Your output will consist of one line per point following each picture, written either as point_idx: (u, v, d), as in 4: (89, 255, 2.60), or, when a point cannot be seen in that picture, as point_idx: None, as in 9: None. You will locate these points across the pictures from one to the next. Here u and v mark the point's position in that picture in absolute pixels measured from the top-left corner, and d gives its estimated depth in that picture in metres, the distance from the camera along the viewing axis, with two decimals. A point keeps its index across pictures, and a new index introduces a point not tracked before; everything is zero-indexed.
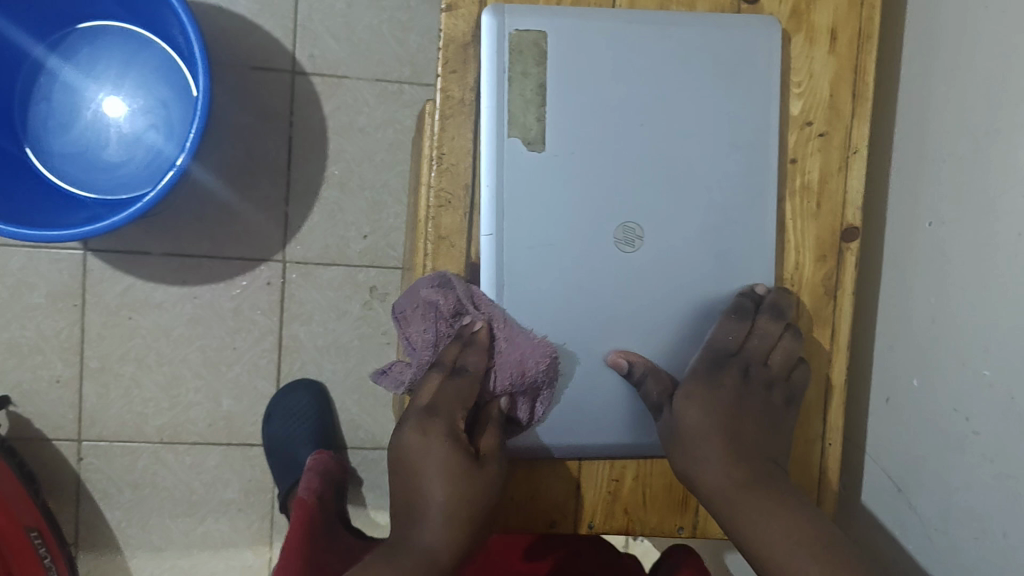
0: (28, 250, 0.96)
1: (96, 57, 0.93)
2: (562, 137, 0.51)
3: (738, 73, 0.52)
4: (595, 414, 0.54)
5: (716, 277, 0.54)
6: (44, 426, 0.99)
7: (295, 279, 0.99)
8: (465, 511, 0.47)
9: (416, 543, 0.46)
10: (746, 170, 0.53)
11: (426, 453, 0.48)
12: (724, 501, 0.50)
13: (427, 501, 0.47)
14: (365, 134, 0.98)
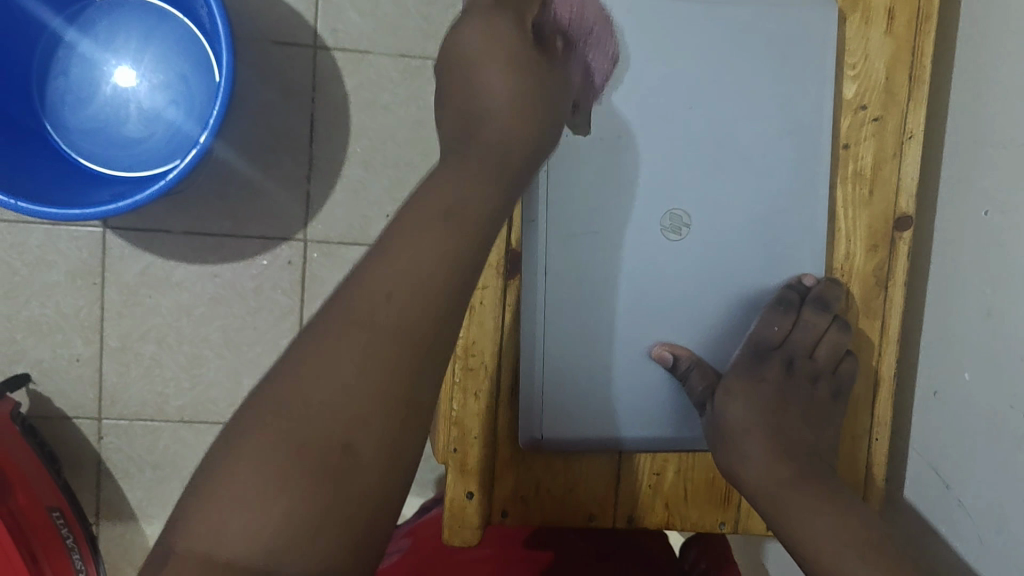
0: (47, 228, 0.95)
1: (115, 30, 0.92)
2: (607, 123, 0.49)
3: (792, 55, 0.50)
4: (637, 409, 0.52)
5: (766, 266, 0.52)
6: (64, 404, 0.98)
7: (317, 258, 0.98)
8: (533, 85, 0.41)
9: (487, 123, 0.40)
10: (800, 156, 0.51)
11: (482, 53, 0.41)
12: (767, 498, 0.49)
13: (489, 92, 0.40)
14: (389, 111, 0.96)
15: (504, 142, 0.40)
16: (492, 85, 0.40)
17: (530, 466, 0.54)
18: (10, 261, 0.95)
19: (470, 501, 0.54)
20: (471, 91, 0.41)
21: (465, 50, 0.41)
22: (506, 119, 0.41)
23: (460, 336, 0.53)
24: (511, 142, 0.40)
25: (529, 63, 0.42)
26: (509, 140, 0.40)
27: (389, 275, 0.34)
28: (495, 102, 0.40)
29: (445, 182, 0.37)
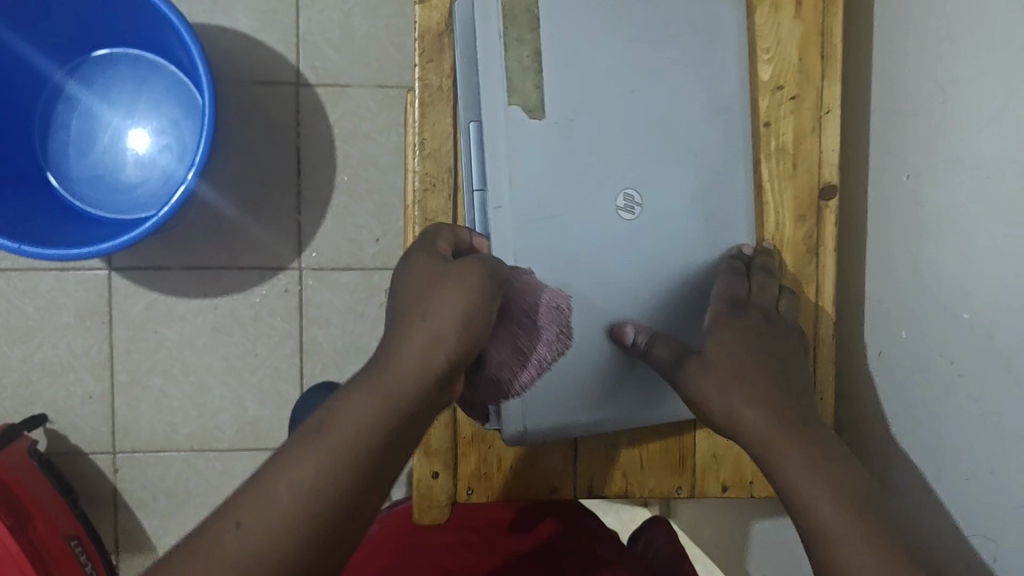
0: (56, 272, 1.01)
1: (108, 84, 0.99)
2: (559, 107, 0.54)
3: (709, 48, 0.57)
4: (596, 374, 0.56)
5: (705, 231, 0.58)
6: (79, 441, 1.03)
7: (312, 284, 1.04)
8: (442, 308, 0.45)
9: (398, 356, 0.44)
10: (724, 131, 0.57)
11: (418, 274, 0.48)
12: (766, 446, 0.48)
13: (414, 316, 0.45)
14: (370, 139, 1.04)
15: (399, 382, 0.43)
16: (413, 322, 0.45)
17: (491, 444, 0.59)
18: (22, 305, 1.01)
19: (436, 480, 0.59)
20: (404, 321, 0.46)
21: (405, 284, 0.48)
22: (416, 343, 0.44)
23: (419, 486, 0.59)
24: (412, 380, 0.43)
25: (442, 270, 0.47)
26: (409, 373, 0.43)
27: (290, 478, 0.39)
28: (405, 338, 0.44)
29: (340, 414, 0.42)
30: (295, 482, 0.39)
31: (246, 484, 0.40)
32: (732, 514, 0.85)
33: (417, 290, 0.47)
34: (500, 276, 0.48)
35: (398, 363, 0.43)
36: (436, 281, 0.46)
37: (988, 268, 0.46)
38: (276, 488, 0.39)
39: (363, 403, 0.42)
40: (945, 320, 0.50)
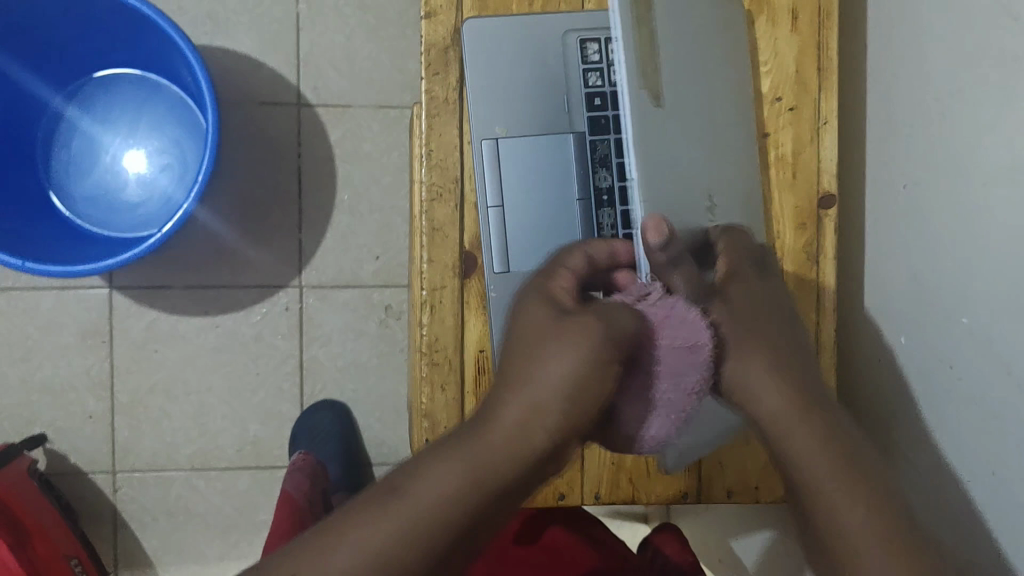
0: (57, 291, 1.02)
1: (111, 105, 1.00)
2: (666, 94, 0.51)
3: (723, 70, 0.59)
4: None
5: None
6: (79, 461, 1.03)
7: (312, 302, 1.05)
8: (552, 372, 0.40)
9: (497, 419, 0.40)
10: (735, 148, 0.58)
11: (532, 320, 0.44)
12: (777, 423, 0.43)
13: (524, 374, 0.41)
14: (371, 159, 1.05)
15: (494, 453, 0.39)
16: (519, 381, 0.41)
17: None
18: (23, 325, 1.02)
19: None
20: (513, 380, 0.41)
21: (520, 331, 0.44)
22: (517, 406, 0.40)
23: None
24: (511, 451, 0.39)
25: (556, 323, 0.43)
26: (504, 441, 0.39)
27: (355, 534, 0.37)
28: (508, 402, 0.40)
29: (423, 474, 0.39)
30: (361, 542, 0.37)
31: (324, 525, 0.39)
32: (734, 528, 0.86)
33: (533, 347, 0.42)
34: (628, 333, 0.42)
35: (495, 428, 0.40)
36: (550, 337, 0.41)
37: (984, 273, 0.47)
38: (337, 542, 0.37)
39: (448, 474, 0.38)
40: (943, 324, 0.51)
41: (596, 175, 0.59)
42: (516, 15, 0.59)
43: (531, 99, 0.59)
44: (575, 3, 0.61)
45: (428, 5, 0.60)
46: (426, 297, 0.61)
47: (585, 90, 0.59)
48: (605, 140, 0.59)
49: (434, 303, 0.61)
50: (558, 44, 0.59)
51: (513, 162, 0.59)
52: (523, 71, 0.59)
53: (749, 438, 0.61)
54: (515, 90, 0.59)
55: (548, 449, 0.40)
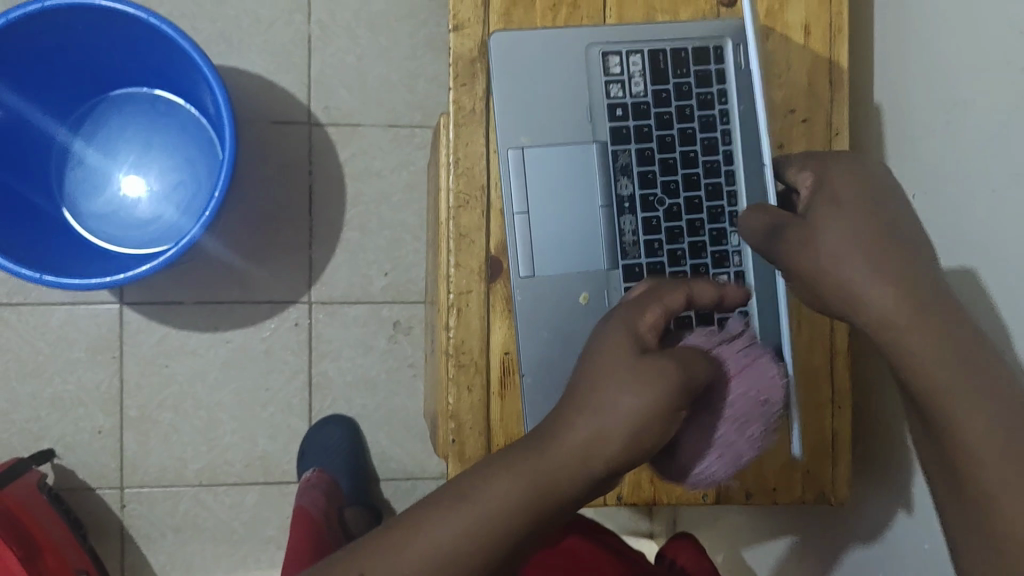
0: (67, 306, 1.02)
1: (125, 123, 1.02)
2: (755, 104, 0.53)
3: (739, 83, 0.61)
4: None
5: (733, 252, 0.61)
6: (87, 476, 1.03)
7: (321, 318, 1.06)
8: (622, 403, 0.41)
9: (564, 439, 0.41)
10: (752, 157, 0.61)
11: (609, 346, 0.45)
12: (881, 324, 0.44)
13: (593, 397, 0.42)
14: (382, 177, 1.07)
15: (558, 475, 0.41)
16: (588, 405, 0.42)
17: None
18: (33, 340, 1.02)
19: None
20: (578, 406, 0.43)
21: (596, 352, 0.45)
22: (584, 429, 0.41)
23: None
24: (573, 475, 0.41)
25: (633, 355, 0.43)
26: (567, 462, 0.41)
27: (420, 537, 0.40)
28: (576, 423, 0.42)
29: (486, 482, 0.41)
30: (423, 543, 0.40)
31: (394, 521, 0.42)
32: (743, 538, 0.87)
33: (606, 375, 0.43)
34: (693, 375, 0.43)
35: (560, 448, 0.41)
36: (625, 367, 0.42)
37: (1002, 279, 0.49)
38: (402, 542, 0.40)
39: (511, 487, 0.40)
40: None
41: (618, 180, 0.61)
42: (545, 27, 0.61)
43: (556, 110, 0.61)
44: (597, 18, 0.64)
45: (456, 18, 0.62)
46: (453, 301, 0.63)
47: (609, 101, 0.61)
48: (627, 149, 0.61)
49: (461, 307, 0.63)
50: (583, 55, 0.61)
51: (540, 168, 0.61)
52: (550, 81, 0.61)
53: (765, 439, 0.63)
54: (542, 100, 0.61)
55: (604, 471, 0.41)
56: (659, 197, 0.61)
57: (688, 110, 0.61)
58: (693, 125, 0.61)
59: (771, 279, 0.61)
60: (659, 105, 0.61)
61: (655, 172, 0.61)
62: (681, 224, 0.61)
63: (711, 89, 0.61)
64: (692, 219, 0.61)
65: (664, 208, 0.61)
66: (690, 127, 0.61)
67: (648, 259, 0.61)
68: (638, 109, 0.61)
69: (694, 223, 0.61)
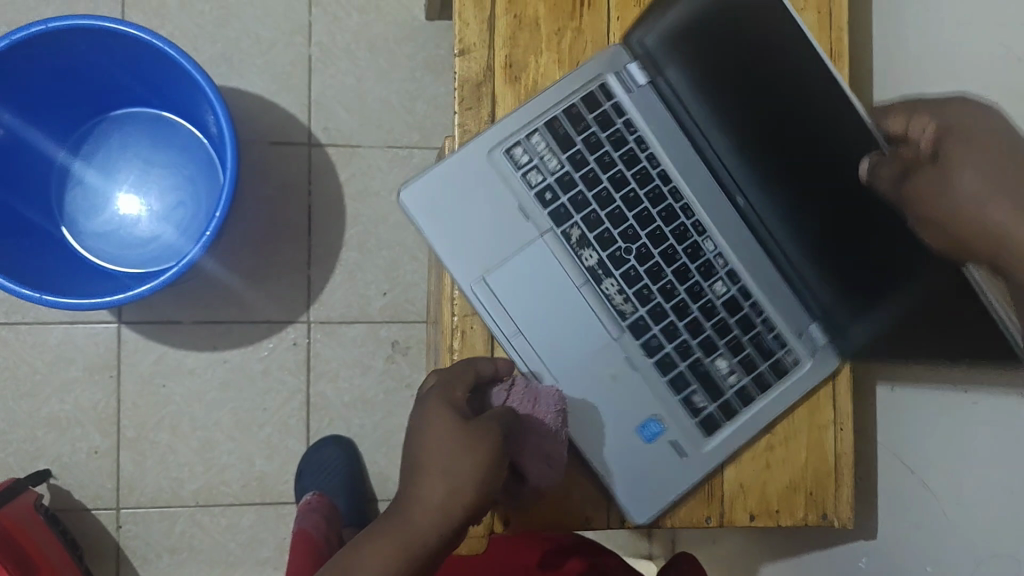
0: (66, 325, 1.02)
1: (125, 143, 1.02)
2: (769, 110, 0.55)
3: (638, 104, 0.63)
4: (700, 422, 0.61)
5: (714, 257, 0.64)
6: (83, 496, 1.02)
7: (320, 338, 1.06)
8: (462, 461, 0.48)
9: (418, 504, 0.47)
10: (686, 167, 0.64)
11: (433, 419, 0.51)
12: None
13: (436, 460, 0.48)
14: (381, 198, 1.08)
15: (417, 534, 0.46)
16: (428, 469, 0.48)
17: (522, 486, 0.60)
18: (30, 359, 1.02)
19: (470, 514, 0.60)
20: (420, 473, 0.48)
21: (421, 425, 0.51)
22: (433, 491, 0.48)
23: None
24: (430, 531, 0.47)
25: (459, 420, 0.50)
26: (427, 522, 0.47)
27: None
28: (426, 490, 0.48)
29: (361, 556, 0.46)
30: None
31: None
32: (740, 562, 0.87)
33: (435, 443, 0.49)
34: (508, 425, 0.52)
35: (420, 512, 0.47)
36: (458, 433, 0.49)
37: None
38: None
39: (375, 558, 0.46)
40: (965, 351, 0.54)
41: (580, 256, 0.62)
42: (431, 166, 0.61)
43: (493, 210, 0.61)
44: (602, 41, 0.65)
45: (462, 42, 0.63)
46: (456, 322, 0.63)
47: (534, 191, 0.61)
48: (577, 222, 0.62)
49: (465, 330, 0.63)
50: (488, 161, 0.61)
51: (509, 284, 0.61)
52: (464, 202, 0.61)
53: (768, 460, 0.64)
54: (465, 220, 0.61)
55: (458, 520, 0.48)
56: (625, 249, 0.62)
57: (609, 157, 0.62)
58: (620, 167, 0.62)
59: (765, 263, 0.64)
60: (579, 170, 0.62)
61: (613, 232, 0.62)
62: (659, 260, 0.62)
63: (617, 124, 0.63)
64: (670, 246, 0.63)
65: (636, 255, 0.62)
66: (622, 169, 0.62)
67: (648, 314, 0.62)
68: (563, 183, 0.62)
69: (671, 250, 0.63)
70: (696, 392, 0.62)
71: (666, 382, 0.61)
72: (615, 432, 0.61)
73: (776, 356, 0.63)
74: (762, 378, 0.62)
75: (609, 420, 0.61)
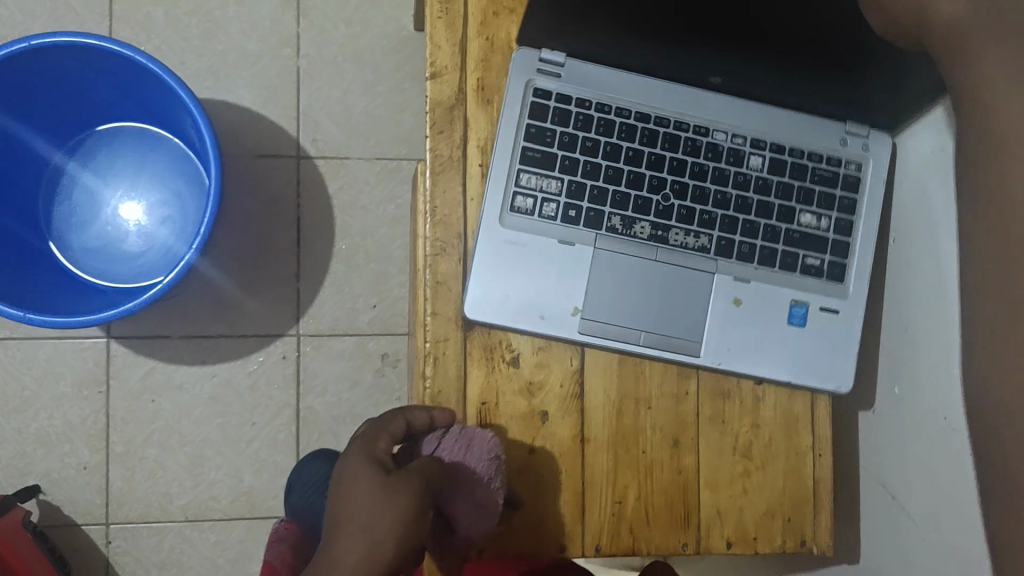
0: (55, 340, 1.02)
1: (113, 157, 1.02)
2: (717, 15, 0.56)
3: (575, 80, 0.62)
4: (829, 275, 0.63)
5: (732, 142, 0.63)
6: (72, 512, 1.02)
7: (308, 351, 1.06)
8: (385, 516, 0.47)
9: (338, 561, 0.46)
10: (665, 98, 0.63)
11: (355, 475, 0.49)
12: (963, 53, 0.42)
13: (357, 513, 0.47)
14: (369, 211, 1.07)
15: None
16: (350, 527, 0.47)
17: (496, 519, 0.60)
18: (19, 375, 1.02)
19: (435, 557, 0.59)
20: (341, 530, 0.47)
21: (340, 483, 0.50)
22: (353, 547, 0.46)
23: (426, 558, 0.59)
24: None
25: (381, 475, 0.49)
26: None
27: None
28: (345, 550, 0.46)
29: None
30: None
31: None
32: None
33: (354, 497, 0.48)
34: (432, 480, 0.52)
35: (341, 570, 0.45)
36: (380, 488, 0.48)
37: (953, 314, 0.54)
38: None
39: None
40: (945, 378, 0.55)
41: (637, 236, 0.62)
42: (466, 293, 0.61)
43: (536, 250, 0.61)
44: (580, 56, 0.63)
45: (434, 65, 0.62)
46: (429, 349, 0.61)
47: (559, 219, 0.61)
48: (612, 213, 0.62)
49: (437, 355, 0.61)
50: (503, 229, 0.61)
51: (596, 296, 0.62)
52: (497, 291, 0.61)
53: (745, 486, 0.63)
54: (524, 288, 0.61)
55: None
56: (664, 200, 0.62)
57: (589, 140, 0.62)
58: (602, 142, 0.62)
59: (777, 115, 0.64)
60: (576, 175, 0.61)
61: (644, 196, 0.62)
62: (695, 183, 0.63)
63: (573, 110, 0.62)
64: (694, 164, 0.63)
65: (675, 194, 0.62)
66: (608, 141, 0.62)
67: (722, 231, 0.63)
68: (574, 193, 0.61)
69: (698, 166, 0.63)
70: (806, 255, 0.63)
71: (782, 271, 0.63)
72: (781, 347, 0.63)
73: (841, 172, 0.63)
74: (844, 201, 0.64)
75: (756, 349, 0.63)
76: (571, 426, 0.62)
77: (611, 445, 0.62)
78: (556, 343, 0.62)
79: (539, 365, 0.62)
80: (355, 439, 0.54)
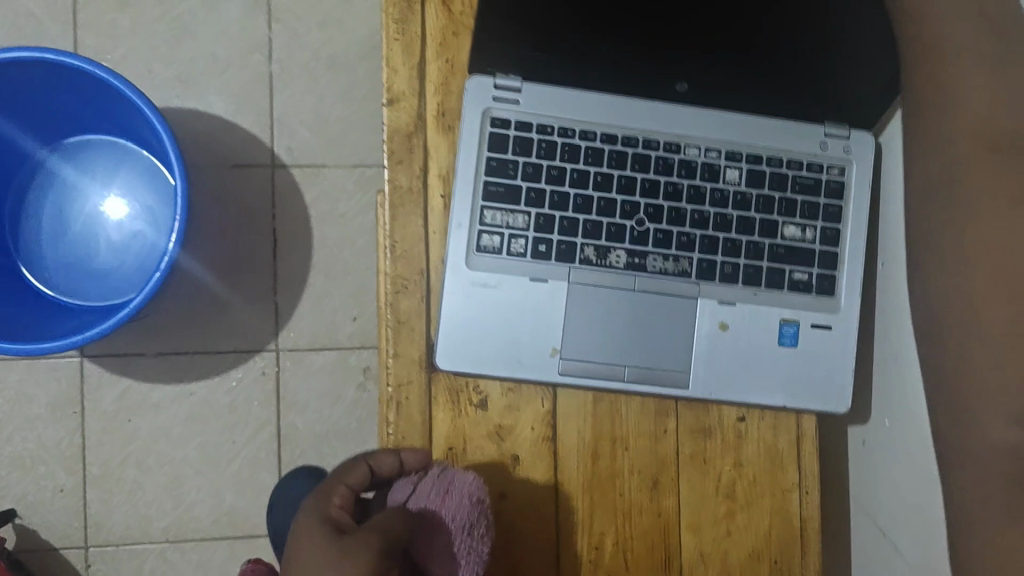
0: (26, 362, 1.00)
1: (80, 171, 0.99)
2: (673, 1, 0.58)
3: (533, 104, 0.59)
4: (818, 289, 0.60)
5: (705, 156, 0.60)
6: (49, 536, 1.00)
7: (288, 367, 1.03)
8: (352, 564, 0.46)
9: None
10: (634, 116, 0.60)
11: (313, 537, 0.49)
12: None
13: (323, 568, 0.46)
14: (347, 220, 1.04)
15: None
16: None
17: None
18: None
19: None
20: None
21: (302, 545, 0.49)
22: None
23: None
24: None
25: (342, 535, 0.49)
26: None
27: None
28: None
29: None
30: None
31: None
32: None
33: (317, 555, 0.47)
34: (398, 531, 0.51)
35: None
36: (341, 544, 0.48)
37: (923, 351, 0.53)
38: None
39: None
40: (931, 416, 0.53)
41: (612, 265, 0.59)
42: (438, 340, 0.58)
43: (502, 288, 0.58)
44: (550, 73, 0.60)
45: (391, 91, 0.60)
46: (391, 393, 0.59)
47: (529, 256, 0.58)
48: (584, 243, 0.59)
49: (400, 400, 0.59)
50: (469, 274, 0.58)
51: (574, 331, 0.59)
52: (467, 336, 0.58)
53: (729, 527, 0.60)
54: (498, 333, 0.58)
55: None
56: (639, 225, 0.59)
57: (554, 167, 0.59)
58: (569, 169, 0.59)
59: (751, 122, 0.60)
60: (543, 207, 0.59)
61: (617, 222, 0.59)
62: (670, 205, 0.60)
63: (534, 137, 0.59)
64: (667, 183, 0.60)
65: (649, 217, 0.59)
66: (574, 167, 0.59)
67: (702, 253, 0.60)
68: (543, 226, 0.59)
69: (671, 185, 0.60)
70: (793, 270, 0.60)
71: (768, 289, 0.60)
72: (771, 371, 0.59)
73: (822, 178, 0.60)
74: (830, 209, 0.60)
75: (744, 371, 0.59)
76: (544, 470, 0.60)
77: (585, 489, 0.60)
78: (526, 385, 0.60)
79: (508, 408, 0.60)
80: (321, 496, 0.54)
